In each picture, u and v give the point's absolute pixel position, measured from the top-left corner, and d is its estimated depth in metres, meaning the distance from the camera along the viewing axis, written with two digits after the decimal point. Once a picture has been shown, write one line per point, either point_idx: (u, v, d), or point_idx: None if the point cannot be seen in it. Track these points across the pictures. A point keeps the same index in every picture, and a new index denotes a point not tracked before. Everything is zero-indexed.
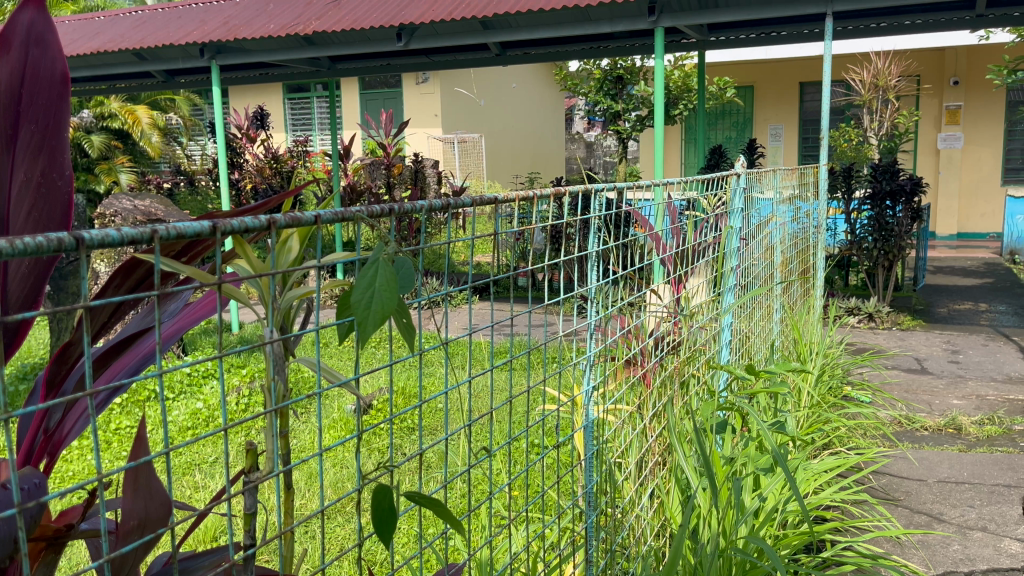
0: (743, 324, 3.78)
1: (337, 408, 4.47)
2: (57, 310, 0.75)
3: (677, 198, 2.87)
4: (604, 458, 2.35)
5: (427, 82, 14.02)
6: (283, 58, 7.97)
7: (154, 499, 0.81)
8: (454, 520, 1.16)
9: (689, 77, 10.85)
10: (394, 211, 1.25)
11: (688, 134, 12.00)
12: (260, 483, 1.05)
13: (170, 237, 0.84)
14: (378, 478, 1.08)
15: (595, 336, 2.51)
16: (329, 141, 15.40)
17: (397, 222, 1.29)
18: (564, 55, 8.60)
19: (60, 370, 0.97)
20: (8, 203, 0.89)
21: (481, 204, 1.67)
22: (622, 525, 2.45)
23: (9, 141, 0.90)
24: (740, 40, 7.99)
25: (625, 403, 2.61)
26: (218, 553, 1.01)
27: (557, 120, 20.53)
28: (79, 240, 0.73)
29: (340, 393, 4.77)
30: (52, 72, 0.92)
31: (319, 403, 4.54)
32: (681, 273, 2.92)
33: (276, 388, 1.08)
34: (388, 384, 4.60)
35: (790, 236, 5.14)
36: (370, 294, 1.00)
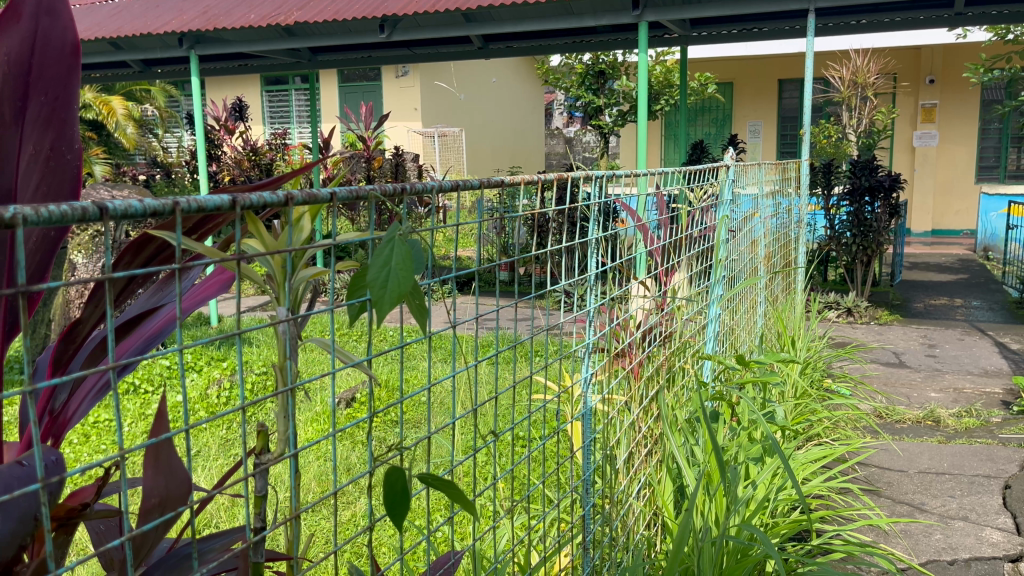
0: (729, 317, 3.79)
1: (319, 401, 4.44)
2: (76, 282, 0.72)
3: (664, 189, 2.84)
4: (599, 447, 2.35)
5: (407, 76, 13.99)
6: (263, 49, 7.88)
7: (175, 478, 0.78)
8: (468, 504, 1.13)
9: (671, 72, 10.89)
10: (404, 191, 1.22)
11: (668, 130, 12.06)
12: (271, 465, 1.03)
13: (191, 211, 0.83)
14: (389, 461, 1.06)
15: (589, 328, 2.50)
16: (307, 134, 15.30)
17: (406, 202, 1.27)
18: (546, 49, 8.59)
19: (67, 349, 0.96)
20: (15, 174, 0.85)
21: (485, 189, 1.67)
22: (616, 514, 2.44)
23: (17, 113, 0.85)
24: (722, 35, 8.03)
25: (619, 395, 2.60)
26: (230, 536, 0.98)
27: (536, 116, 20.65)
28: (103, 211, 0.71)
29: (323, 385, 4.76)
30: (62, 44, 0.89)
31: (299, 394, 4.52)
32: (669, 266, 2.91)
33: (290, 367, 1.06)
34: (372, 378, 4.63)
35: (771, 229, 5.17)
36: (386, 272, 0.98)
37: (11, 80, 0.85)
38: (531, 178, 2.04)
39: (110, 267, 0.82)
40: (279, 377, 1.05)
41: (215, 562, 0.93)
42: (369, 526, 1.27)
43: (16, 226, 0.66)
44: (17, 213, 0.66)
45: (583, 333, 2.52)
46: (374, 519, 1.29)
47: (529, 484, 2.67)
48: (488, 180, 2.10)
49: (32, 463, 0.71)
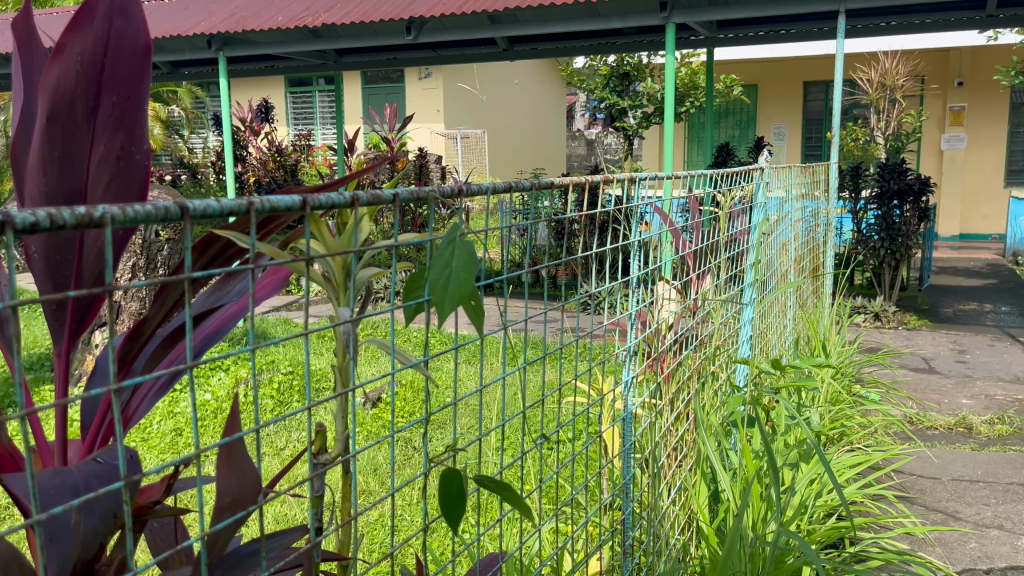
0: (760, 322, 3.76)
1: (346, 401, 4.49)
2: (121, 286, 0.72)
3: (698, 192, 2.80)
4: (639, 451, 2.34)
5: (430, 78, 14.03)
6: (290, 50, 7.93)
7: (246, 479, 0.78)
8: (526, 509, 1.12)
9: (696, 74, 10.83)
10: (462, 191, 1.21)
11: (692, 132, 12.05)
12: (329, 466, 1.03)
13: (265, 211, 0.83)
14: (446, 462, 1.06)
15: (629, 331, 2.47)
16: (331, 136, 15.39)
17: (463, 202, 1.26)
18: (571, 51, 8.59)
19: (132, 347, 0.98)
20: (86, 173, 0.87)
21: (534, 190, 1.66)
22: (654, 518, 2.42)
23: (90, 114, 0.86)
24: (749, 37, 7.98)
25: (657, 398, 2.57)
26: (290, 534, 0.98)
27: (558, 118, 20.64)
28: (186, 210, 0.71)
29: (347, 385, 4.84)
30: (135, 44, 0.88)
31: None
32: (702, 270, 2.87)
33: (349, 367, 1.07)
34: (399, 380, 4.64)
35: (801, 233, 5.13)
36: (448, 274, 0.98)
37: (84, 82, 0.85)
38: (578, 181, 2.04)
39: (191, 267, 0.84)
40: (341, 378, 1.06)
41: (277, 562, 0.93)
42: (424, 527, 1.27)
43: (105, 225, 0.66)
44: (105, 213, 0.65)
45: (620, 337, 2.47)
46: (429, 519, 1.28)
47: (560, 488, 2.65)
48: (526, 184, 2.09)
49: (109, 461, 0.72)
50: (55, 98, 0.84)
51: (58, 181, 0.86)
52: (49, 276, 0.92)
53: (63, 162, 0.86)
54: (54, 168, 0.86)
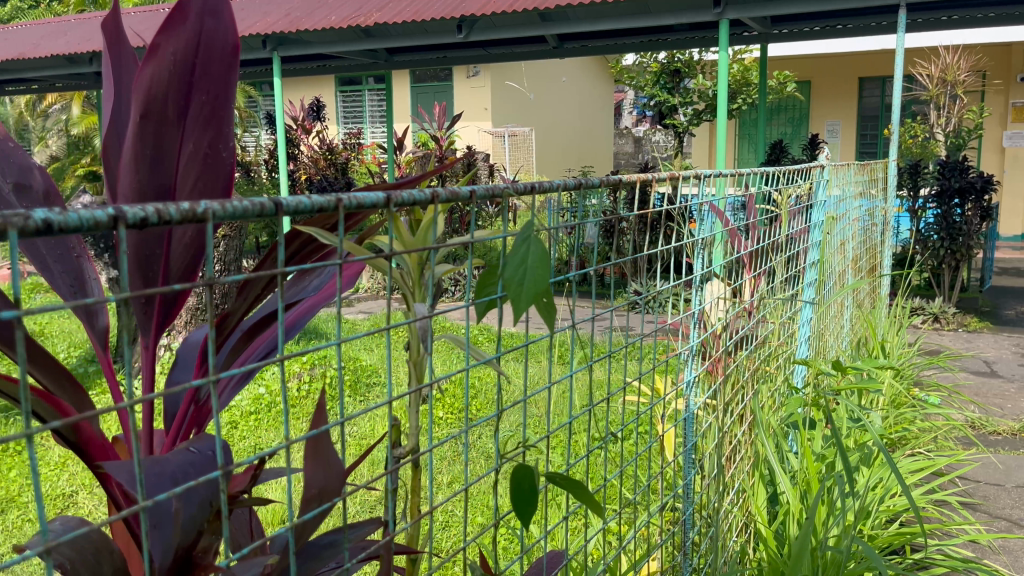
0: (818, 322, 3.70)
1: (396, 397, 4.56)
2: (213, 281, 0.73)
3: (756, 191, 2.75)
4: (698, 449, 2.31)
5: (478, 76, 14.09)
6: (342, 50, 8.03)
7: (333, 471, 0.80)
8: (597, 507, 1.11)
9: (749, 70, 10.68)
10: (535, 187, 1.22)
11: (744, 130, 11.88)
12: (404, 459, 1.06)
13: (353, 207, 0.84)
14: (516, 458, 1.07)
15: (691, 331, 2.43)
16: (380, 134, 15.55)
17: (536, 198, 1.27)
18: (622, 48, 8.53)
19: (215, 339, 1.01)
20: (176, 172, 0.90)
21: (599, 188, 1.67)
22: (713, 517, 2.40)
23: (180, 114, 0.89)
24: (803, 33, 7.84)
25: (716, 398, 2.54)
26: (365, 527, 1.00)
27: (606, 116, 20.54)
28: (279, 206, 0.72)
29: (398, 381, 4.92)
30: (225, 45, 0.91)
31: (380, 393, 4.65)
32: (759, 270, 2.81)
33: (422, 364, 1.08)
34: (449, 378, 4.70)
35: (858, 232, 5.03)
36: (523, 271, 0.99)
37: (176, 82, 0.87)
38: (649, 176, 2.01)
39: (284, 262, 0.86)
40: (418, 371, 1.08)
41: (352, 555, 0.95)
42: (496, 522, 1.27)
43: (206, 219, 0.66)
44: (207, 208, 0.66)
45: (681, 336, 2.44)
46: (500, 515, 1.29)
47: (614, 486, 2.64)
48: (586, 184, 2.08)
49: (202, 449, 0.74)
50: (149, 98, 0.86)
51: (149, 178, 0.88)
52: (140, 270, 0.95)
53: (154, 161, 0.88)
54: (146, 166, 0.88)
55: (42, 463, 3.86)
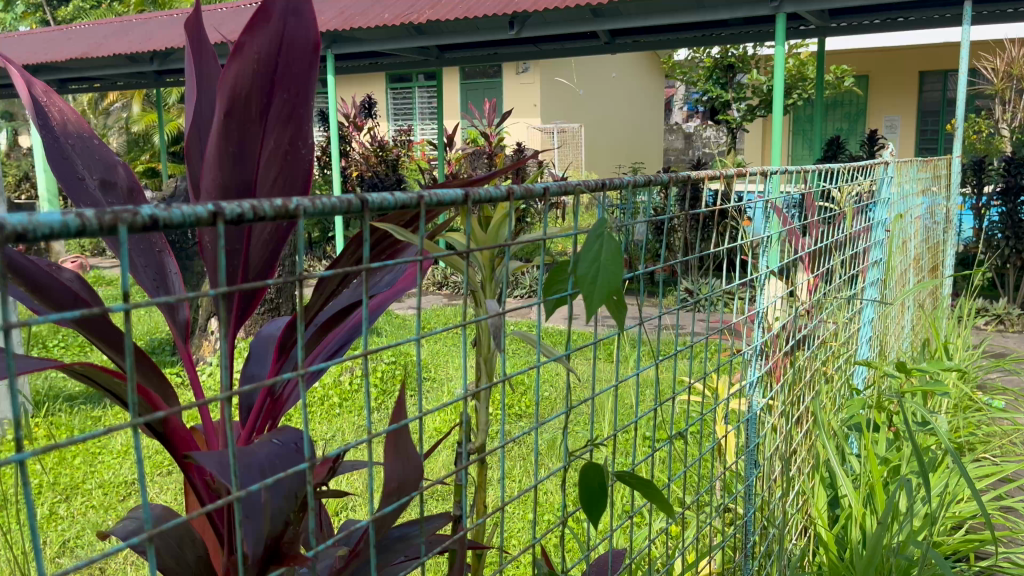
0: (880, 323, 3.61)
1: (447, 392, 4.59)
2: (294, 279, 0.72)
3: (820, 188, 2.66)
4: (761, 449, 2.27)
5: (528, 73, 14.07)
6: (394, 47, 8.08)
7: (411, 465, 0.81)
8: (667, 507, 1.11)
9: (805, 65, 10.47)
10: (606, 184, 1.21)
11: (798, 125, 11.67)
12: (474, 454, 1.06)
13: (433, 203, 0.84)
14: (586, 456, 1.07)
15: (755, 330, 2.36)
16: (430, 131, 15.64)
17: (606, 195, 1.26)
18: (675, 43, 8.43)
19: (291, 335, 1.02)
20: (257, 168, 0.92)
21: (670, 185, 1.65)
22: (773, 519, 2.36)
23: (262, 112, 0.90)
24: (863, 26, 7.65)
25: (778, 398, 2.49)
26: (437, 521, 1.01)
27: (656, 112, 20.36)
28: (366, 203, 0.72)
29: (449, 376, 4.95)
30: (307, 42, 0.91)
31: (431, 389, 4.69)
32: (819, 269, 2.69)
33: (493, 359, 1.08)
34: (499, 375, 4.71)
35: (920, 230, 4.90)
36: (596, 268, 0.98)
37: (260, 80, 0.89)
38: (714, 174, 1.97)
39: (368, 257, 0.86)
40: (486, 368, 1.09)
41: (424, 550, 0.95)
42: (564, 520, 1.27)
43: (298, 217, 0.66)
44: (299, 205, 0.66)
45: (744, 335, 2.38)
46: (567, 513, 1.28)
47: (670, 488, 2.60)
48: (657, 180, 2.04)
49: (286, 442, 0.75)
50: (233, 96, 0.88)
51: (233, 174, 0.91)
52: (222, 266, 0.97)
53: (237, 157, 0.90)
54: (229, 162, 0.90)
55: (106, 452, 3.96)
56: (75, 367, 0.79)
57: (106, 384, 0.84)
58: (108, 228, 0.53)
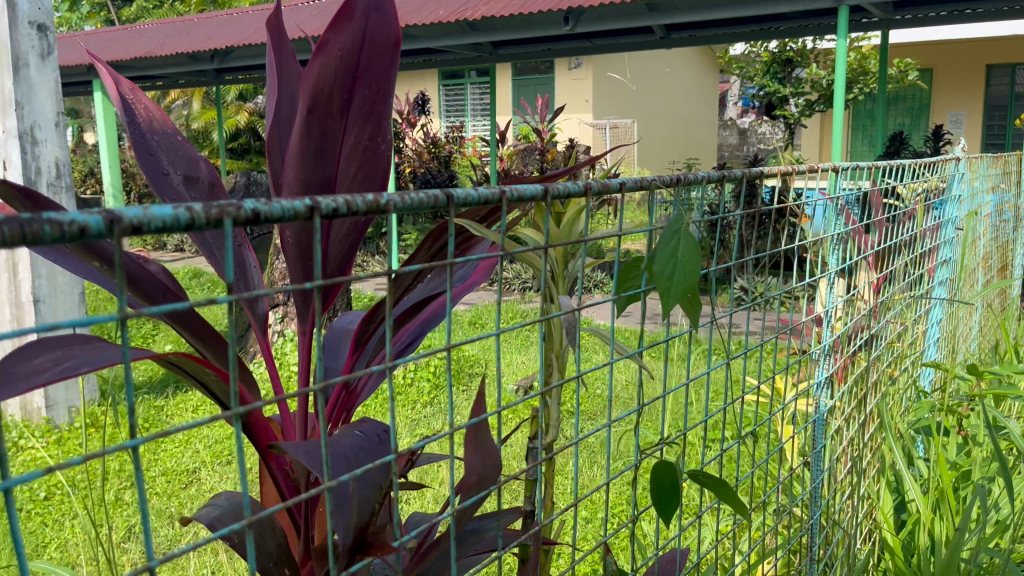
0: (948, 324, 3.50)
1: (499, 388, 4.59)
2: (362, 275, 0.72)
3: (887, 185, 2.57)
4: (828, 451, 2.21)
5: (580, 68, 14.00)
6: (448, 44, 8.10)
7: (490, 459, 0.81)
8: (741, 507, 1.10)
9: (866, 59, 10.22)
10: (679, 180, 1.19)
11: (858, 121, 11.40)
12: (544, 451, 1.06)
13: (514, 199, 0.84)
14: (659, 454, 1.06)
15: (824, 329, 2.29)
16: (482, 127, 15.68)
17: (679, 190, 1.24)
18: (731, 37, 8.29)
19: (367, 329, 1.03)
20: (338, 164, 0.93)
21: (744, 181, 1.63)
22: (838, 523, 2.30)
23: (343, 108, 0.91)
24: (928, 18, 7.43)
25: (847, 400, 2.41)
26: (507, 517, 1.01)
27: (710, 107, 20.09)
28: (450, 198, 0.73)
29: (501, 371, 4.96)
30: (387, 38, 0.91)
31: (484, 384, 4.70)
32: (885, 269, 2.60)
33: (565, 355, 1.08)
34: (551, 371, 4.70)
35: (988, 228, 4.73)
36: (673, 265, 0.97)
37: (342, 76, 0.90)
38: (786, 171, 1.93)
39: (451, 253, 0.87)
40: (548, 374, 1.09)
41: (496, 544, 0.96)
42: (634, 519, 1.26)
43: (388, 211, 0.67)
44: (390, 200, 0.67)
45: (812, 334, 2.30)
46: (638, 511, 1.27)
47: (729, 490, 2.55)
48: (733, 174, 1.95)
49: (367, 435, 0.76)
50: (316, 94, 0.89)
51: (314, 171, 0.92)
52: (301, 260, 0.98)
53: (319, 152, 0.92)
54: (310, 159, 0.92)
55: (167, 441, 4.06)
56: (170, 357, 0.80)
57: (197, 376, 0.85)
58: (214, 221, 0.54)
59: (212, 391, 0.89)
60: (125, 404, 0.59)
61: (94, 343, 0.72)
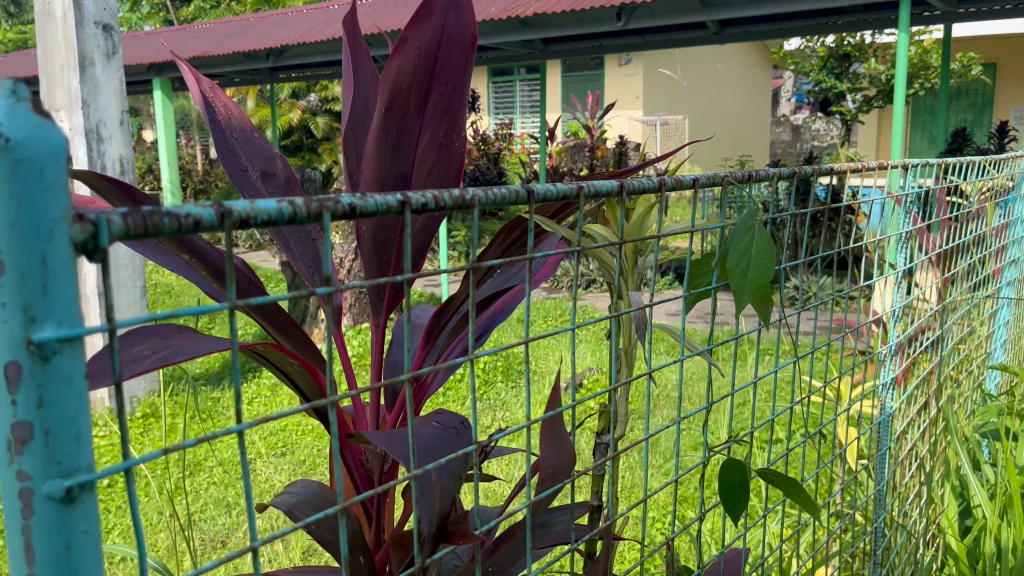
0: (1015, 326, 3.39)
1: (548, 384, 4.60)
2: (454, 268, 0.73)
3: (953, 182, 2.49)
4: (894, 451, 2.15)
5: (631, 64, 13.89)
6: (499, 41, 8.10)
7: (564, 454, 0.82)
8: (811, 507, 1.09)
9: (928, 53, 9.96)
10: (747, 176, 1.18)
11: (918, 117, 11.12)
12: (611, 445, 1.07)
13: (591, 194, 0.85)
14: (728, 452, 1.05)
15: (890, 328, 2.23)
16: (531, 124, 15.67)
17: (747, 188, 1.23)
18: (787, 32, 8.15)
19: (438, 323, 1.05)
20: (413, 161, 0.95)
21: (817, 175, 1.59)
22: (903, 526, 2.24)
23: (421, 105, 0.93)
24: (993, 11, 7.22)
25: (912, 401, 2.35)
26: (573, 510, 1.02)
27: (762, 104, 19.78)
28: (531, 194, 0.74)
29: (550, 368, 4.98)
30: (464, 37, 0.92)
31: (533, 380, 4.71)
32: (949, 268, 2.53)
33: (635, 351, 1.08)
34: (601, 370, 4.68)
35: None
36: (747, 262, 0.96)
37: (419, 74, 0.91)
38: (856, 170, 1.88)
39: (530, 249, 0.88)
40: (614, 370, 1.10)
41: (566, 538, 0.97)
42: (702, 516, 1.25)
43: (473, 207, 0.68)
44: (475, 195, 0.67)
45: (878, 334, 2.24)
46: (705, 508, 1.26)
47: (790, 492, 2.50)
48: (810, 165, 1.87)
49: (445, 427, 0.78)
50: (395, 91, 0.91)
51: (391, 167, 0.94)
52: (376, 255, 1.00)
53: (396, 149, 0.94)
54: (388, 155, 0.94)
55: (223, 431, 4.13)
56: (257, 346, 0.82)
57: (281, 365, 0.88)
58: (314, 215, 0.56)
59: (293, 380, 0.91)
60: (233, 389, 0.63)
61: (185, 334, 0.75)
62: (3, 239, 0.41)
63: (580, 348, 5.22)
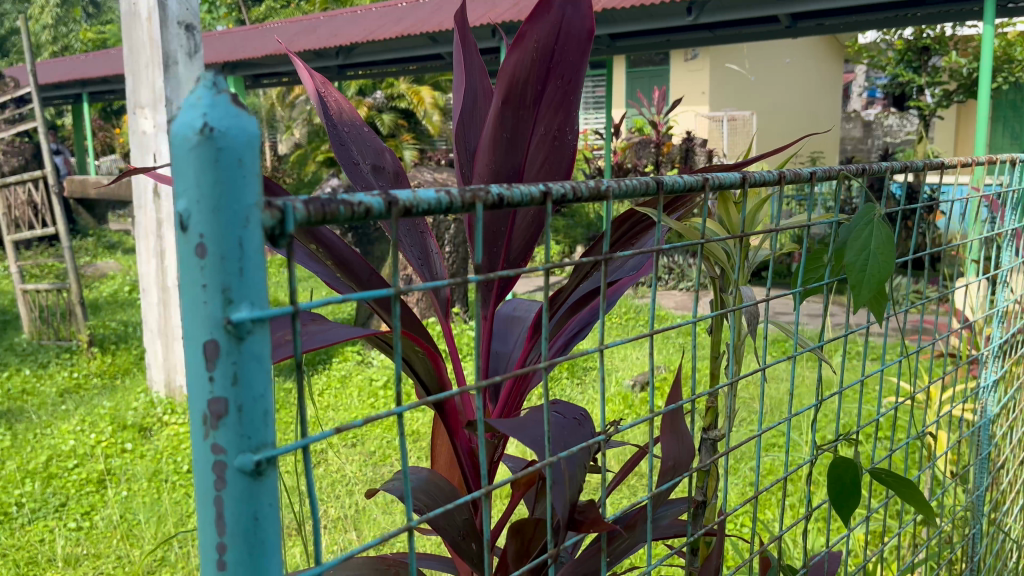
0: None
1: (614, 382, 4.56)
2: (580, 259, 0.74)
3: None
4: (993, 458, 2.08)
5: (697, 59, 13.68)
6: None
7: (684, 446, 0.83)
8: (926, 511, 1.07)
9: (1013, 45, 9.56)
10: (856, 168, 1.15)
11: (1000, 112, 10.69)
12: (718, 441, 1.06)
13: (717, 186, 0.84)
14: (839, 452, 1.04)
15: (990, 332, 2.14)
16: (595, 120, 15.57)
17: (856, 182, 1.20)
18: (863, 25, 7.92)
19: (544, 315, 1.07)
20: (526, 153, 0.96)
21: (927, 173, 1.53)
22: (999, 536, 2.16)
23: (536, 99, 0.93)
24: None
25: (1010, 408, 2.27)
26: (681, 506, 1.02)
27: (833, 99, 19.26)
28: (661, 184, 0.74)
29: (615, 367, 4.94)
30: (581, 31, 0.93)
31: (599, 378, 4.68)
32: None
33: (741, 347, 1.07)
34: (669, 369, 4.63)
35: None
36: (866, 256, 0.95)
37: (536, 67, 0.92)
38: (962, 165, 1.79)
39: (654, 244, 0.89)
40: (713, 368, 1.11)
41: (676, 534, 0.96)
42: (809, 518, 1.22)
43: (607, 198, 0.68)
44: (610, 186, 0.68)
45: (975, 337, 2.16)
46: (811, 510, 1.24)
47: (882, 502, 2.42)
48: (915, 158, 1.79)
49: (566, 419, 0.78)
50: (511, 85, 0.92)
51: (504, 160, 0.95)
52: (486, 247, 1.02)
53: (509, 144, 0.95)
54: (502, 149, 0.95)
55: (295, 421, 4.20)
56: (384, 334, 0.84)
57: (405, 353, 0.89)
58: (467, 204, 0.57)
59: (415, 372, 0.92)
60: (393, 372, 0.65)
61: (322, 328, 0.78)
62: (205, 220, 0.45)
63: (646, 347, 5.17)
